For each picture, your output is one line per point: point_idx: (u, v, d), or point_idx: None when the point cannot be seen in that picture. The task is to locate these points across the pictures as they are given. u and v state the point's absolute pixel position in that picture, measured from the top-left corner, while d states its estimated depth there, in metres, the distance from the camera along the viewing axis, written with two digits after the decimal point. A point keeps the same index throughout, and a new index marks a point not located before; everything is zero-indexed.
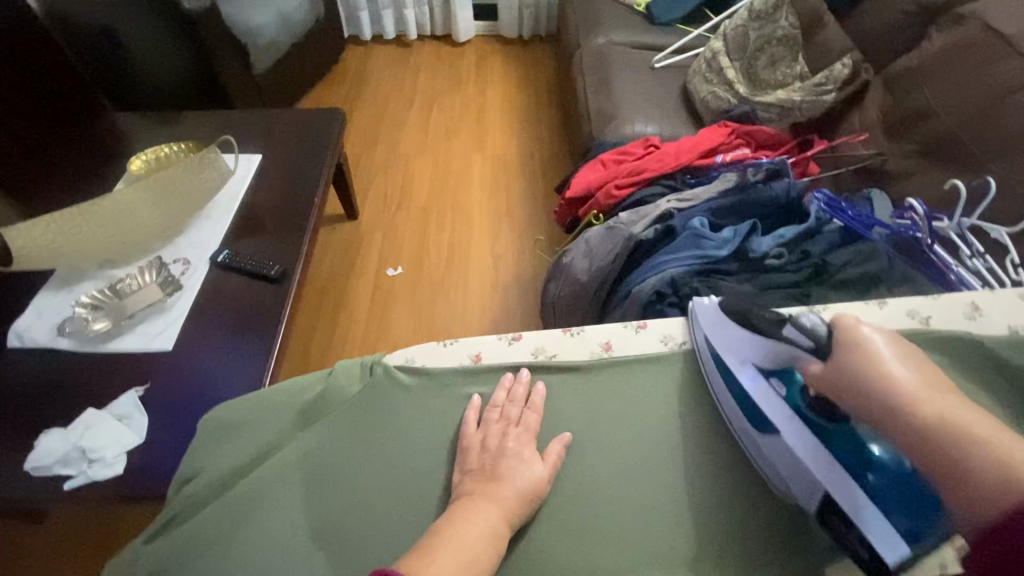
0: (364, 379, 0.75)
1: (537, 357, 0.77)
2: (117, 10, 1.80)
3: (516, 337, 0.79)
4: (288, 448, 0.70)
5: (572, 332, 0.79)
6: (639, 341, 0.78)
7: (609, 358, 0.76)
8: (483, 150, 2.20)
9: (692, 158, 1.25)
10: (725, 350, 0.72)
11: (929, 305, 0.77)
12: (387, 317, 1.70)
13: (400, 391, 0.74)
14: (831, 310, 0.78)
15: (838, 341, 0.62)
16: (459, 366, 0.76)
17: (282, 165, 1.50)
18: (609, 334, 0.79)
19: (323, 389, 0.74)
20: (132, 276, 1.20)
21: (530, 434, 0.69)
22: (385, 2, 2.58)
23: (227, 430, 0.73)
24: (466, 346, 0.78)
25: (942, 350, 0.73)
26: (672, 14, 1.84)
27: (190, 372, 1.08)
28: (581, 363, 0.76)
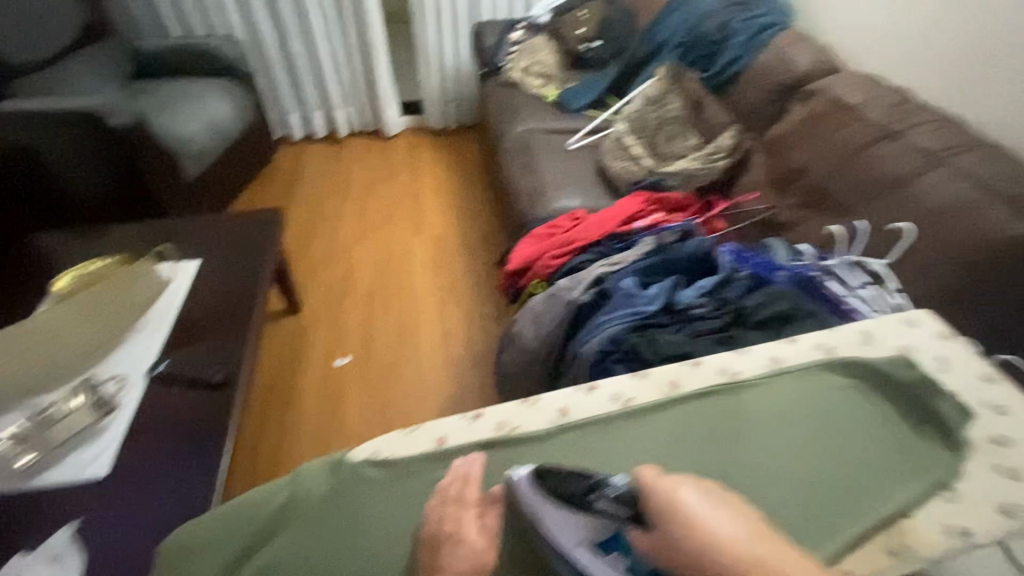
0: (331, 477, 0.69)
1: (497, 432, 0.69)
2: (42, 134, 1.81)
3: (478, 413, 0.72)
4: (248, 565, 0.64)
5: (529, 401, 0.73)
6: (590, 402, 0.71)
7: (566, 423, 0.68)
8: (422, 233, 2.30)
9: (615, 226, 1.38)
10: (552, 530, 0.55)
11: (831, 336, 0.78)
12: (339, 409, 1.66)
13: (366, 485, 0.67)
14: (748, 351, 0.78)
15: (658, 509, 0.52)
16: (420, 452, 0.69)
17: (220, 268, 1.50)
18: (564, 399, 0.72)
19: (290, 493, 0.68)
20: (61, 401, 1.12)
21: (464, 506, 0.60)
22: (314, 104, 2.71)
23: (178, 555, 0.68)
24: (429, 429, 0.72)
25: (848, 371, 0.73)
26: (581, 101, 2.07)
27: (129, 498, 1.01)
28: (538, 432, 0.68)
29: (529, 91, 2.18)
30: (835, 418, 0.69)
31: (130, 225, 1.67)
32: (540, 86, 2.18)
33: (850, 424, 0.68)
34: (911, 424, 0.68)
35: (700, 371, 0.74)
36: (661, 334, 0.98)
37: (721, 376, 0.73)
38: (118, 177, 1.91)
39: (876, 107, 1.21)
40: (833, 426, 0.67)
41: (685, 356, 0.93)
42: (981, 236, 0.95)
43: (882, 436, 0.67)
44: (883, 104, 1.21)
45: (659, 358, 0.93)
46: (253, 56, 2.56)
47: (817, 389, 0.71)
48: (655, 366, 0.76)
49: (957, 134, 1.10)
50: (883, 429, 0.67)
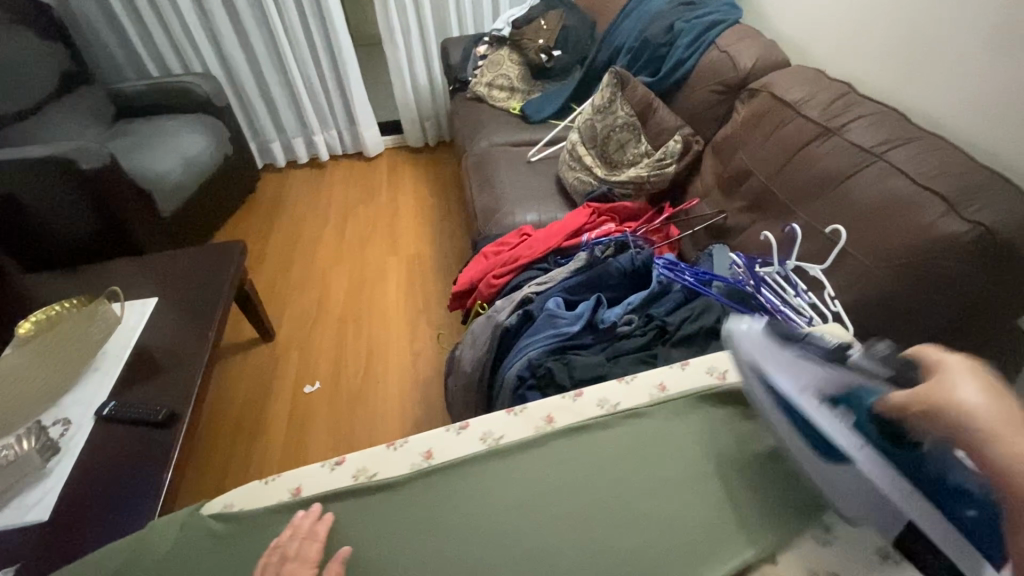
0: (176, 532, 0.69)
1: (355, 479, 0.70)
2: (19, 178, 1.87)
3: (340, 459, 0.73)
4: None
5: (394, 444, 0.74)
6: (457, 442, 0.74)
7: (428, 467, 0.71)
8: (398, 253, 2.31)
9: (561, 240, 1.35)
10: (774, 373, 0.61)
11: (725, 361, 0.84)
12: (306, 435, 1.68)
13: (208, 541, 0.67)
14: (637, 379, 0.84)
15: (922, 370, 0.56)
16: (268, 504, 0.69)
17: (179, 303, 1.53)
18: (431, 441, 0.75)
19: (132, 550, 0.67)
20: (8, 446, 1.13)
21: (305, 566, 0.62)
22: (294, 131, 2.76)
23: None
24: (286, 479, 0.72)
25: (736, 397, 0.78)
26: (544, 112, 2.05)
27: (61, 542, 1.02)
28: (398, 478, 0.70)
29: (493, 105, 2.17)
30: (713, 449, 0.73)
31: (99, 264, 1.72)
32: (504, 100, 2.16)
33: (725, 459, 0.71)
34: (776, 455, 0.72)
35: (580, 404, 0.80)
36: (580, 356, 0.95)
37: (601, 408, 0.79)
38: (95, 217, 1.97)
39: (816, 102, 1.15)
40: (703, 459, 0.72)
41: (602, 379, 0.90)
42: (918, 234, 0.87)
43: (749, 477, 0.69)
44: (823, 99, 1.15)
45: (574, 383, 0.90)
46: (230, 89, 2.62)
47: (693, 422, 0.76)
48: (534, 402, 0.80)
49: (898, 125, 1.03)
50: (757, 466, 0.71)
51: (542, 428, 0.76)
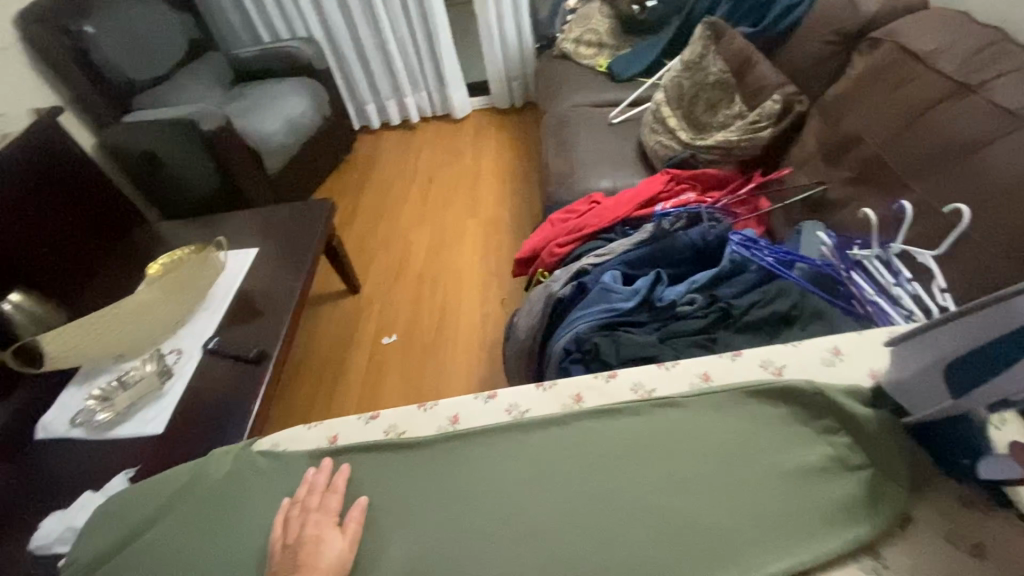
0: (232, 461, 0.81)
1: (387, 435, 0.79)
2: (155, 139, 2.16)
3: (374, 415, 0.83)
4: (155, 528, 0.76)
5: (425, 407, 0.82)
6: (483, 411, 0.79)
7: (453, 431, 0.78)
8: (475, 216, 2.35)
9: (630, 210, 1.27)
10: None
11: (783, 356, 0.78)
12: (380, 382, 1.81)
13: (257, 471, 0.79)
14: (679, 365, 0.81)
15: None
16: (314, 448, 0.80)
17: (274, 254, 1.68)
18: (458, 407, 0.81)
19: (200, 469, 0.81)
20: (137, 367, 1.36)
21: (327, 515, 0.70)
22: (387, 93, 2.86)
23: (116, 508, 0.81)
24: (327, 427, 0.83)
25: (787, 397, 0.73)
26: (634, 69, 1.90)
27: (172, 452, 1.20)
28: (425, 439, 0.77)
29: (580, 62, 2.07)
30: (748, 450, 0.70)
31: (214, 216, 1.95)
32: (592, 57, 2.05)
33: (759, 463, 0.68)
34: (816, 465, 0.67)
35: (611, 386, 0.79)
36: (631, 334, 0.90)
37: (632, 393, 0.78)
38: (215, 173, 2.21)
39: (954, 54, 0.96)
40: (735, 460, 0.69)
41: (650, 361, 0.86)
42: None
43: (779, 487, 0.66)
44: (966, 48, 0.95)
45: (620, 362, 0.86)
46: (331, 53, 2.74)
47: (730, 419, 0.73)
48: (565, 378, 0.82)
49: None
50: (794, 475, 0.67)
51: (567, 405, 0.78)
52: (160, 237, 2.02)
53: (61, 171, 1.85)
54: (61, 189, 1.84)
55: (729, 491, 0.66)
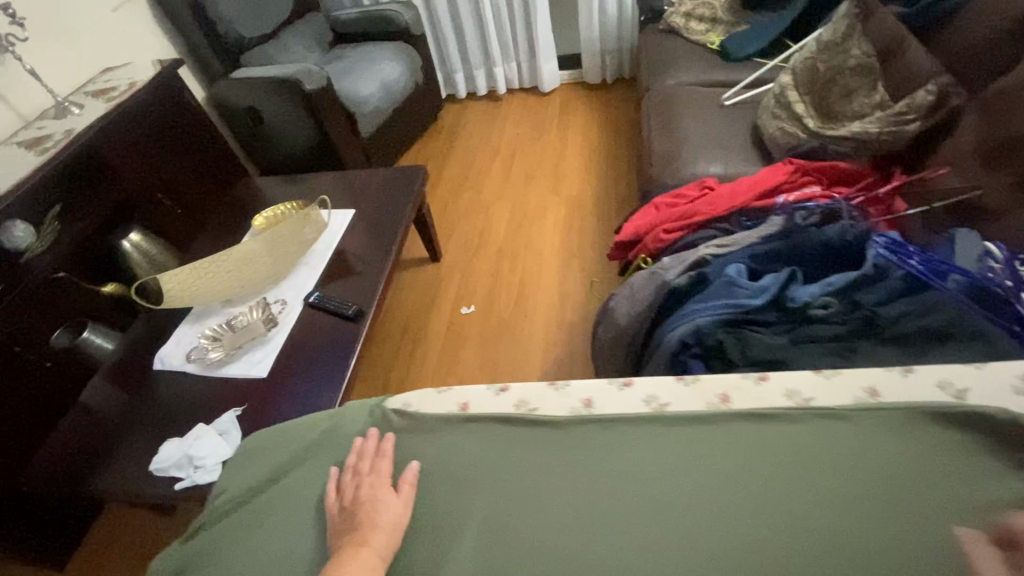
0: (368, 417, 0.86)
1: (518, 408, 0.82)
2: (258, 96, 2.24)
3: (504, 388, 0.86)
4: (293, 475, 0.81)
5: (557, 386, 0.84)
6: (619, 399, 0.80)
7: (588, 413, 0.79)
8: (558, 193, 2.31)
9: (748, 200, 1.20)
10: None
11: (963, 377, 0.72)
12: (458, 350, 1.84)
13: (393, 429, 0.83)
14: (841, 376, 0.77)
15: None
16: (448, 413, 0.83)
17: (369, 216, 1.73)
18: (592, 391, 0.82)
19: (335, 422, 0.86)
20: (245, 313, 1.45)
21: (381, 477, 0.75)
22: (478, 63, 2.83)
23: (255, 450, 0.87)
24: (457, 394, 0.86)
25: (967, 424, 0.67)
26: (748, 49, 1.80)
27: (280, 394, 1.28)
28: (558, 417, 0.79)
29: (689, 38, 1.95)
30: (924, 474, 0.64)
31: (312, 175, 2.01)
32: (702, 33, 1.94)
33: (939, 488, 0.62)
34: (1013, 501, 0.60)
35: (762, 390, 0.77)
36: (757, 333, 0.86)
37: (787, 400, 0.75)
38: (308, 133, 2.27)
39: None
40: (908, 483, 0.63)
41: (777, 365, 0.82)
42: None
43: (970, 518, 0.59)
44: None
45: (745, 362, 0.82)
46: (426, 18, 2.73)
47: (900, 439, 0.68)
48: (709, 376, 0.81)
49: None
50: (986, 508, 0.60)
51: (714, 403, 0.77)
52: (257, 188, 2.09)
53: (176, 123, 1.95)
54: (177, 137, 1.96)
55: (905, 513, 0.60)
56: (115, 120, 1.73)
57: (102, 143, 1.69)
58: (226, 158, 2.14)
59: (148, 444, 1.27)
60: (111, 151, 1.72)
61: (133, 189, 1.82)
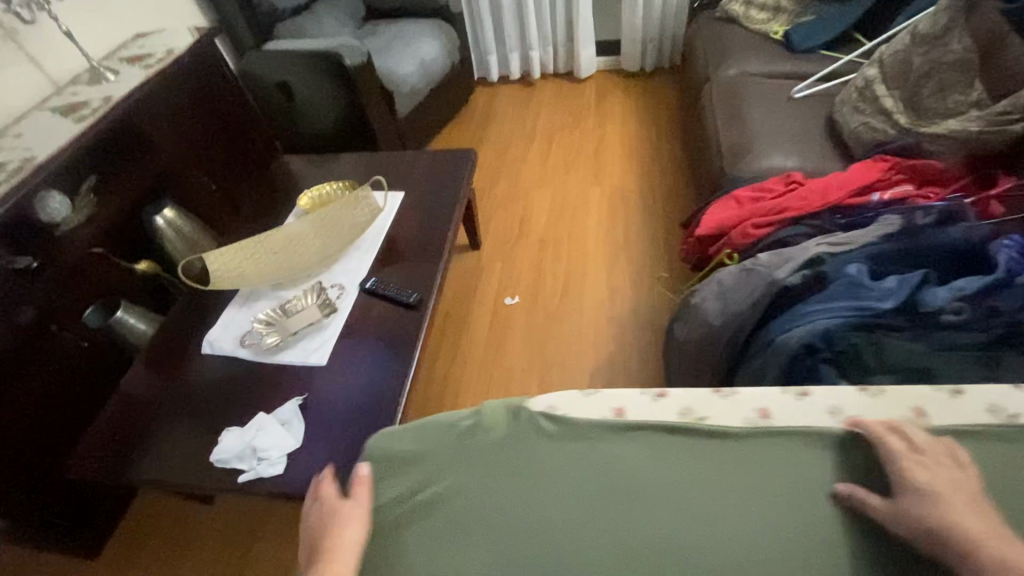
0: (510, 422, 0.76)
1: (683, 417, 0.78)
2: (289, 71, 2.13)
3: (660, 394, 0.82)
4: (436, 487, 0.71)
5: (722, 393, 0.80)
6: (796, 410, 0.77)
7: (766, 424, 0.76)
8: (599, 183, 2.25)
9: (842, 198, 1.16)
10: None
11: None
12: (504, 342, 1.79)
13: (546, 438, 0.74)
14: None
15: None
16: (603, 419, 0.77)
17: (419, 200, 1.66)
18: (764, 400, 0.79)
19: (473, 424, 0.76)
20: (298, 297, 1.40)
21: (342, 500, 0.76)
22: (513, 45, 2.74)
23: (384, 457, 0.76)
24: (605, 398, 0.80)
25: None
26: (814, 41, 1.74)
27: (344, 384, 1.24)
28: (736, 427, 0.75)
29: (749, 27, 1.89)
30: None
31: (350, 155, 1.93)
32: (764, 22, 1.88)
33: None
34: None
35: (960, 403, 0.75)
36: (891, 338, 0.84)
37: (993, 415, 0.73)
38: (341, 113, 2.18)
39: None
40: None
41: (923, 372, 0.80)
42: None
43: None
44: None
45: (884, 368, 0.82)
46: None
47: None
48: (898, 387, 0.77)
49: None
50: None
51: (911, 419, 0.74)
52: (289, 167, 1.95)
53: (212, 91, 1.86)
54: (208, 106, 1.85)
55: None
56: (155, 88, 1.65)
57: (143, 111, 1.63)
58: (258, 129, 2.04)
59: (207, 433, 1.22)
60: (148, 120, 1.65)
61: (171, 161, 1.76)
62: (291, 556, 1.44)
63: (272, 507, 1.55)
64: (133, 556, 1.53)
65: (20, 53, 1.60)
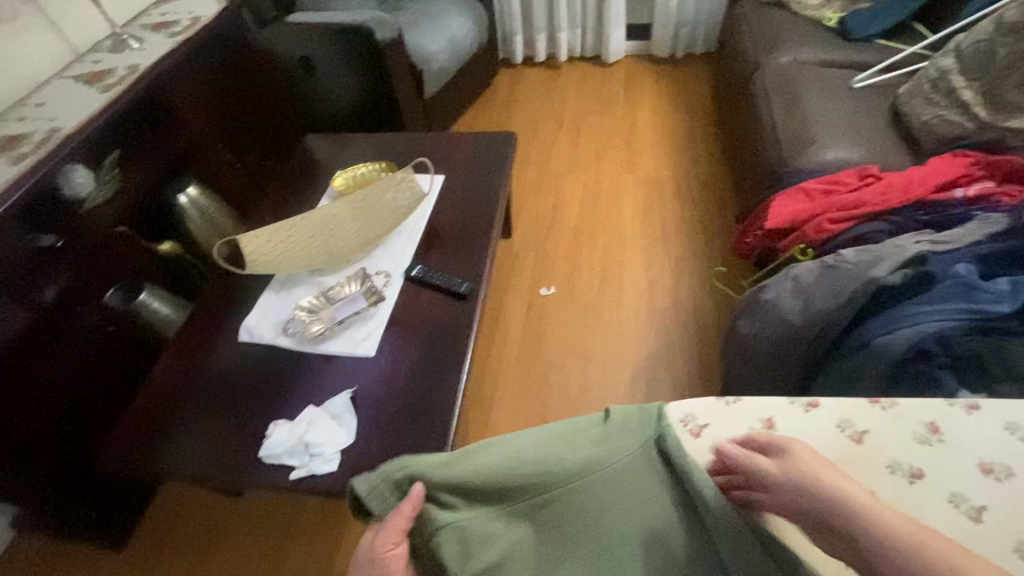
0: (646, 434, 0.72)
1: (845, 432, 0.71)
2: (312, 45, 2.01)
3: (812, 403, 0.74)
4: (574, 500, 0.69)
5: (882, 405, 0.73)
6: (970, 424, 0.70)
7: (939, 442, 0.69)
8: (634, 171, 2.19)
9: (924, 193, 1.12)
10: None
11: None
12: (542, 334, 1.74)
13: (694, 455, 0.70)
14: None
15: None
16: (751, 432, 0.73)
17: (459, 185, 1.58)
18: (931, 413, 0.72)
19: (605, 436, 0.73)
20: (341, 284, 1.34)
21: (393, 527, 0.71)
22: (541, 26, 2.63)
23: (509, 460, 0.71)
24: (753, 408, 0.75)
25: None
26: (871, 29, 1.69)
27: (396, 375, 1.18)
28: (903, 443, 0.69)
29: (801, 13, 1.82)
30: None
31: (379, 135, 1.83)
32: (816, 8, 1.81)
33: None
34: None
35: None
36: (1013, 344, 0.85)
37: None
38: (363, 91, 2.06)
39: None
40: None
41: None
42: None
43: None
44: None
45: (1010, 379, 0.83)
46: None
47: None
48: None
49: None
50: None
51: None
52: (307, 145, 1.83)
53: (233, 64, 1.78)
54: (230, 81, 1.77)
55: None
56: (178, 61, 1.57)
57: (166, 82, 1.54)
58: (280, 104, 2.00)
59: (247, 425, 1.16)
60: (174, 93, 1.58)
61: (196, 137, 1.69)
62: (325, 552, 1.40)
63: (302, 501, 1.49)
64: (158, 547, 1.47)
65: (39, 15, 1.50)
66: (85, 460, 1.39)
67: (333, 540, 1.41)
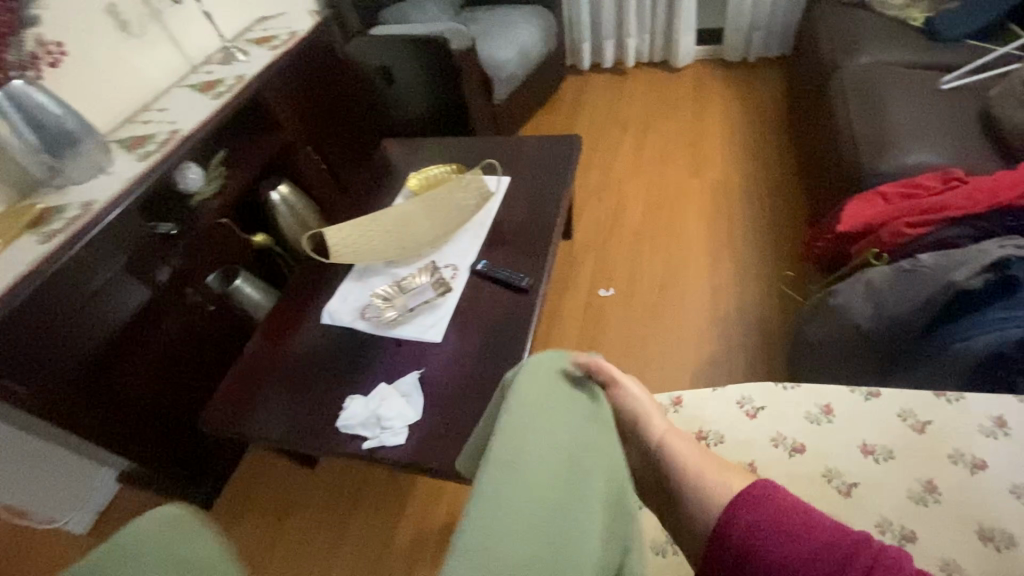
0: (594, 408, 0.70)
1: (904, 417, 0.85)
2: (392, 55, 2.15)
3: (873, 394, 0.89)
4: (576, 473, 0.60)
5: (948, 399, 0.86)
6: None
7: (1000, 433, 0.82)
8: (700, 176, 2.17)
9: (1014, 197, 1.06)
10: None
11: None
12: (600, 335, 1.77)
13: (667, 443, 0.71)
14: None
15: None
16: (810, 412, 0.88)
17: (525, 185, 1.65)
18: (995, 408, 0.84)
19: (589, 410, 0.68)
20: (413, 275, 1.44)
21: None
22: (609, 33, 2.67)
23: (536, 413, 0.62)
24: (814, 394, 0.90)
25: None
26: (962, 28, 1.60)
27: (459, 361, 1.26)
28: (961, 428, 0.83)
29: (884, 13, 1.76)
30: None
31: (450, 138, 1.94)
32: (900, 9, 1.75)
33: None
34: None
35: None
36: None
37: None
38: (437, 97, 2.19)
39: None
40: None
41: None
42: None
43: None
44: None
45: None
46: None
47: None
48: None
49: None
50: None
51: None
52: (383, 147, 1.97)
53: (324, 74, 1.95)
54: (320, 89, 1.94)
55: None
56: (277, 72, 1.75)
57: (266, 89, 1.72)
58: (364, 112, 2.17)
59: (326, 399, 1.27)
60: (272, 99, 1.75)
61: (290, 140, 1.86)
62: (389, 526, 1.50)
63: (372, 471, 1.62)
64: (242, 505, 1.63)
65: (163, 33, 1.73)
66: (187, 423, 1.57)
67: (397, 516, 1.51)
